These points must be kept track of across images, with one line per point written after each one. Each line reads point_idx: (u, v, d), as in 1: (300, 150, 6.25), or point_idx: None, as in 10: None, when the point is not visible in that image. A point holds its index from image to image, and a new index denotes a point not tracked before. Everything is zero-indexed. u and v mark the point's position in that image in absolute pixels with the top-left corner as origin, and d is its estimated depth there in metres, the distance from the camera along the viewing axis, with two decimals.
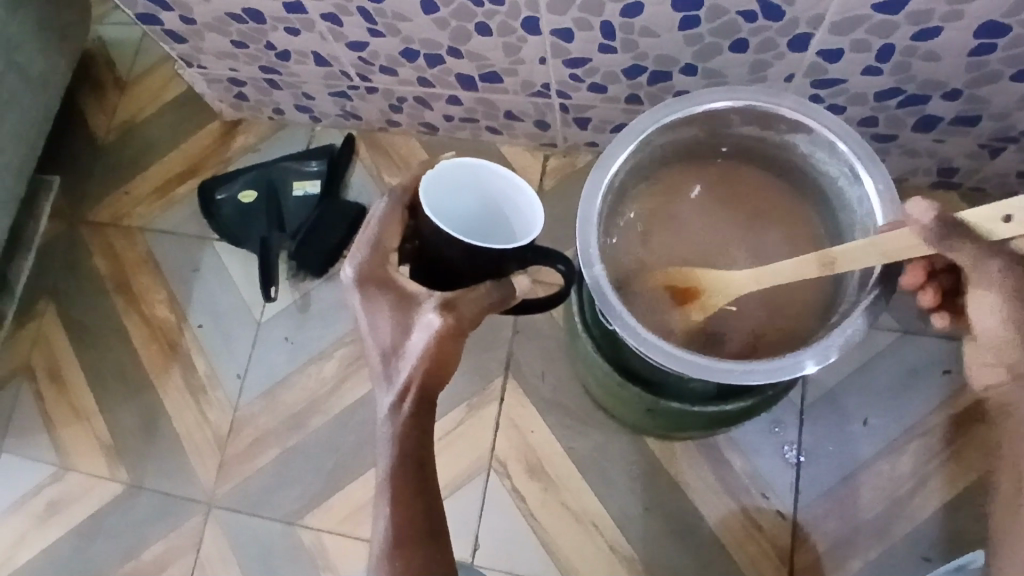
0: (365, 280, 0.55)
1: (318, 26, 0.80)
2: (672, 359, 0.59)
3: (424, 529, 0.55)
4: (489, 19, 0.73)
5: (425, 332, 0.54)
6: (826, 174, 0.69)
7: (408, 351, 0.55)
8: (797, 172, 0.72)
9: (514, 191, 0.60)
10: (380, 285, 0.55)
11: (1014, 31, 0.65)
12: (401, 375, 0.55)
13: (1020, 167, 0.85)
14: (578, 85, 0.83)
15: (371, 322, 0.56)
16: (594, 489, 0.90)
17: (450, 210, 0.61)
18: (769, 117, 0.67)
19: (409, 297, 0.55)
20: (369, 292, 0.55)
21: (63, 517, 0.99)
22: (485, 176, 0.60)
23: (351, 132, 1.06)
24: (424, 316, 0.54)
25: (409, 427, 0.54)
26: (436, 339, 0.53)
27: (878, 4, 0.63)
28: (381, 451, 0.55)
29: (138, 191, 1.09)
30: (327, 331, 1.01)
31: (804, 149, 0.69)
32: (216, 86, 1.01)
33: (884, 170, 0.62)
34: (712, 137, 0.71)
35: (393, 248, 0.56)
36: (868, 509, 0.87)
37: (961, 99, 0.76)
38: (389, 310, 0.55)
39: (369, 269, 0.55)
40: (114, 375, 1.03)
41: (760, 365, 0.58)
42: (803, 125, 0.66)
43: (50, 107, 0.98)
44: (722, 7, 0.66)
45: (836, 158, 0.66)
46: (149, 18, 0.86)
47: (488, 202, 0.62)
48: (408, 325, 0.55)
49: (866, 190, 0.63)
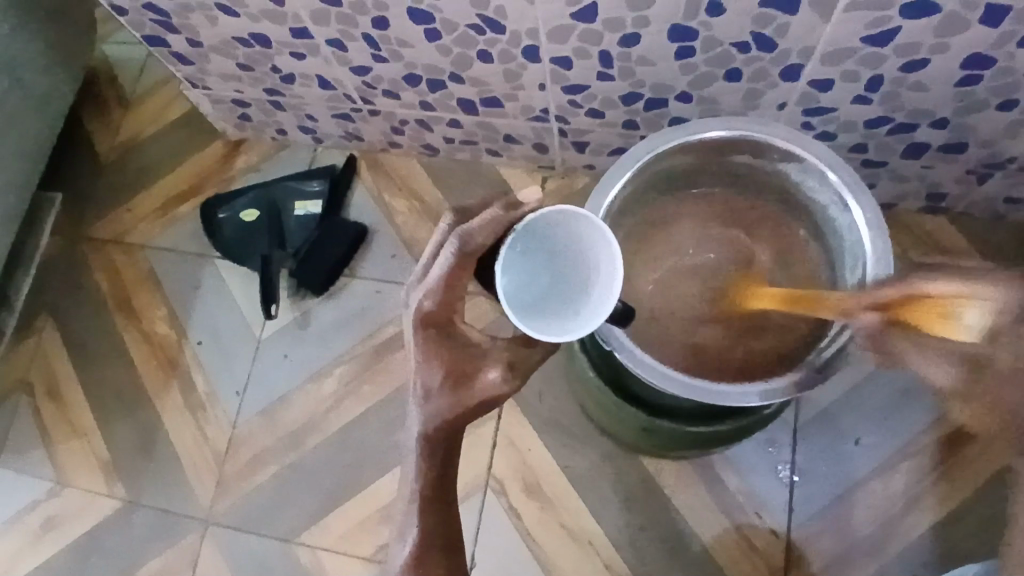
0: (429, 323, 0.57)
1: (322, 51, 0.83)
2: (666, 378, 0.60)
3: (441, 547, 0.60)
4: (490, 47, 0.75)
5: (482, 387, 0.59)
6: (817, 202, 0.70)
7: (456, 396, 0.58)
8: (789, 195, 0.73)
9: (597, 277, 0.52)
10: (442, 330, 0.58)
11: (999, 62, 0.67)
12: (443, 415, 0.58)
13: (1005, 191, 0.90)
14: (576, 110, 0.85)
15: (424, 359, 0.58)
16: (590, 508, 0.91)
17: (548, 232, 0.54)
18: (761, 145, 0.67)
19: (473, 348, 0.59)
20: (430, 334, 0.58)
21: (58, 534, 0.99)
22: (597, 255, 0.52)
23: (353, 152, 1.08)
24: (485, 374, 0.59)
25: (439, 459, 0.59)
26: (490, 394, 0.59)
27: (867, 36, 0.65)
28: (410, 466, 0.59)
29: (139, 209, 1.11)
30: (327, 347, 1.02)
31: (795, 177, 0.70)
32: (220, 106, 1.03)
33: (873, 200, 0.63)
34: (707, 163, 0.72)
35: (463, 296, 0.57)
36: (861, 529, 0.88)
37: (948, 127, 0.78)
38: (449, 350, 0.58)
39: (437, 316, 0.57)
40: (112, 391, 1.04)
41: (753, 387, 0.60)
42: (795, 154, 0.67)
43: (53, 124, 0.99)
44: (717, 37, 0.68)
45: (826, 186, 0.67)
46: (157, 41, 0.88)
47: (576, 253, 0.53)
48: (466, 374, 0.58)
49: (855, 218, 0.65)
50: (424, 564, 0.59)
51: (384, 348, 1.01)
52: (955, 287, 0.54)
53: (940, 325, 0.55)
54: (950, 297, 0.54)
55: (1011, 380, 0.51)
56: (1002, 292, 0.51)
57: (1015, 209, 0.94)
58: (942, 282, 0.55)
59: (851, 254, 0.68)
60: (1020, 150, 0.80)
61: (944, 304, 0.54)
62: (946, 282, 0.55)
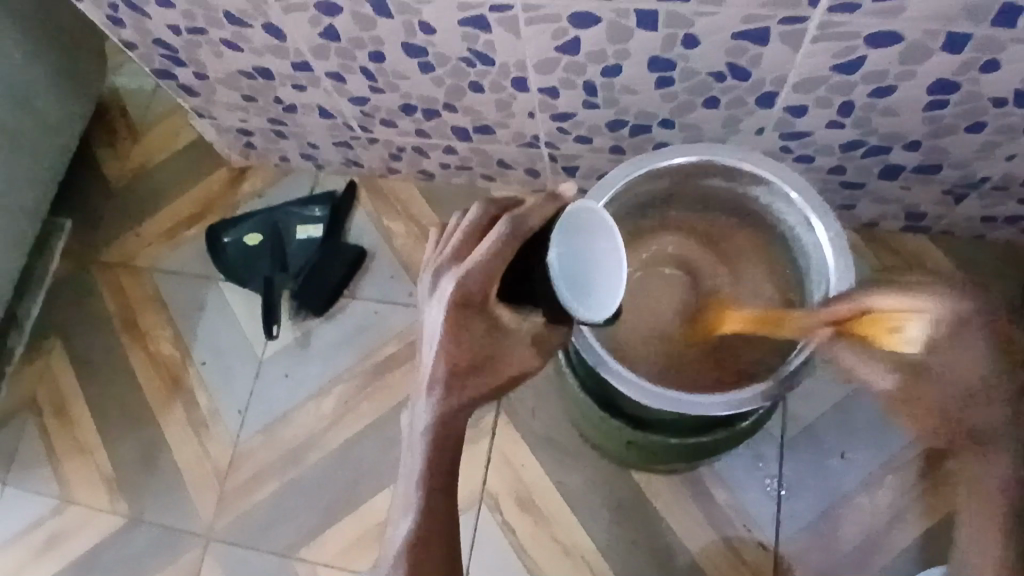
0: (462, 304, 0.57)
1: (323, 83, 0.87)
2: (644, 392, 0.63)
3: (442, 531, 0.62)
4: (481, 78, 0.79)
5: (511, 365, 0.60)
6: (785, 222, 0.73)
7: (482, 373, 0.60)
8: (760, 216, 0.76)
9: (586, 301, 0.52)
10: (475, 311, 0.58)
11: (964, 88, 0.70)
12: (465, 392, 0.61)
13: (982, 210, 0.93)
14: (565, 137, 0.89)
15: (452, 336, 0.59)
16: (582, 522, 0.93)
17: (576, 240, 0.53)
18: (730, 169, 0.70)
19: (503, 328, 0.58)
20: (462, 313, 0.58)
21: (62, 549, 1.01)
22: (598, 283, 0.52)
23: (353, 178, 1.12)
24: (516, 353, 0.60)
25: (446, 444, 0.62)
26: (518, 370, 0.61)
27: (836, 65, 0.69)
28: (415, 455, 0.63)
29: (146, 233, 1.14)
30: (326, 367, 1.05)
31: (764, 199, 0.72)
32: (226, 135, 1.07)
33: (834, 219, 0.66)
34: (681, 186, 0.75)
35: (490, 291, 0.57)
36: (847, 542, 0.89)
37: (921, 149, 0.81)
38: (473, 339, 0.59)
39: (471, 297, 0.57)
40: (117, 410, 1.07)
41: (727, 398, 0.63)
42: (761, 177, 0.70)
43: (64, 151, 1.04)
44: (694, 68, 0.72)
45: (792, 207, 0.70)
46: (165, 74, 0.92)
47: (585, 269, 0.52)
48: (495, 352, 0.59)
49: (819, 237, 0.67)
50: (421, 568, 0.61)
51: (382, 367, 1.04)
52: (900, 303, 0.59)
53: (887, 338, 0.61)
54: (895, 313, 0.59)
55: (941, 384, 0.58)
56: (944, 306, 0.57)
57: (993, 228, 0.97)
58: (886, 299, 0.60)
59: (817, 271, 0.71)
60: (993, 171, 0.83)
61: (889, 319, 0.60)
62: (895, 297, 0.60)
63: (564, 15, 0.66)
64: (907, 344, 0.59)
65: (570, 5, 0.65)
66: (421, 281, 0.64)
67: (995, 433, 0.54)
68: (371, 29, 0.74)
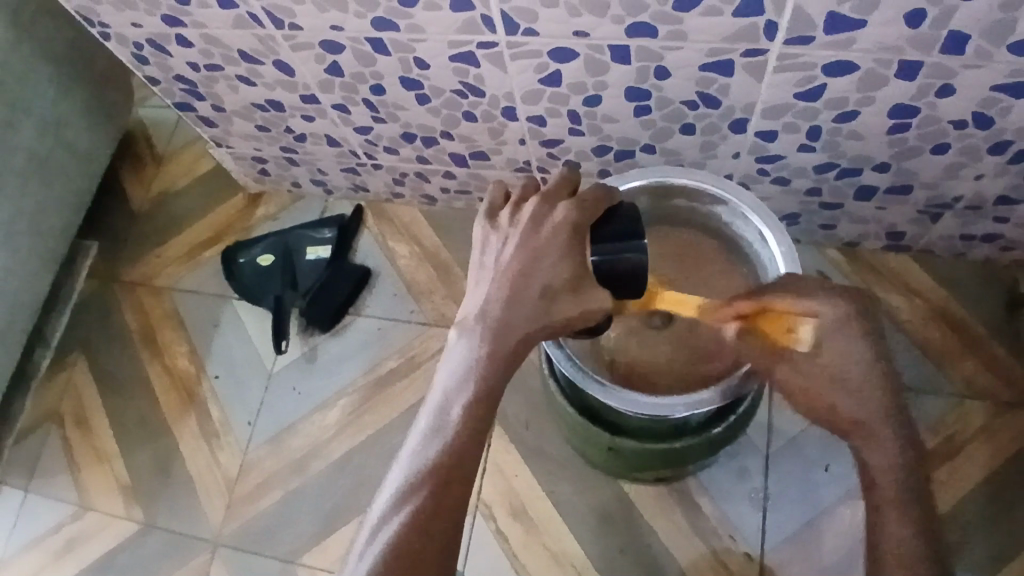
0: (563, 229, 0.60)
1: (330, 114, 0.94)
2: (610, 394, 0.67)
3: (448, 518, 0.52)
4: (473, 108, 0.85)
5: (588, 305, 0.59)
6: (744, 239, 0.77)
7: (552, 306, 0.58)
8: (725, 237, 0.80)
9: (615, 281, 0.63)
10: (574, 240, 0.60)
11: (923, 112, 0.75)
12: (524, 325, 0.58)
13: (958, 229, 0.96)
14: (555, 162, 0.94)
15: (537, 258, 0.59)
16: (573, 532, 0.96)
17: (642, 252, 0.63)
18: (690, 191, 0.76)
19: (586, 270, 0.61)
20: (563, 237, 0.60)
21: (78, 554, 1.06)
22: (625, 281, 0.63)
23: (360, 203, 1.18)
24: (596, 298, 0.59)
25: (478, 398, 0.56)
26: (590, 314, 0.59)
27: (799, 93, 0.74)
28: (450, 397, 0.57)
29: (167, 254, 1.22)
30: (331, 381, 1.10)
31: (726, 218, 0.77)
32: (242, 163, 1.14)
33: (784, 233, 0.70)
34: (648, 209, 0.80)
35: (586, 228, 0.61)
36: (831, 552, 0.92)
37: (890, 171, 0.86)
38: (558, 269, 0.59)
39: (574, 225, 0.61)
40: (135, 420, 1.13)
41: (684, 398, 0.65)
42: (721, 197, 0.75)
43: (93, 180, 1.12)
44: (668, 97, 0.77)
45: (749, 225, 0.75)
46: (186, 106, 1.00)
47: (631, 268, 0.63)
48: (579, 288, 0.59)
49: (772, 251, 0.72)
50: (427, 534, 0.52)
51: (383, 381, 1.09)
52: (797, 308, 0.64)
53: (784, 338, 0.66)
54: (795, 315, 0.65)
55: (827, 384, 0.65)
56: (828, 308, 0.64)
57: (972, 246, 1.00)
58: (780, 299, 0.65)
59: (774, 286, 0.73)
60: (963, 191, 0.87)
61: (787, 321, 0.66)
62: (791, 301, 0.65)
63: (546, 51, 0.72)
64: (802, 345, 0.66)
65: (550, 42, 0.71)
66: (494, 219, 0.62)
67: (880, 424, 0.64)
68: (371, 64, 0.81)
